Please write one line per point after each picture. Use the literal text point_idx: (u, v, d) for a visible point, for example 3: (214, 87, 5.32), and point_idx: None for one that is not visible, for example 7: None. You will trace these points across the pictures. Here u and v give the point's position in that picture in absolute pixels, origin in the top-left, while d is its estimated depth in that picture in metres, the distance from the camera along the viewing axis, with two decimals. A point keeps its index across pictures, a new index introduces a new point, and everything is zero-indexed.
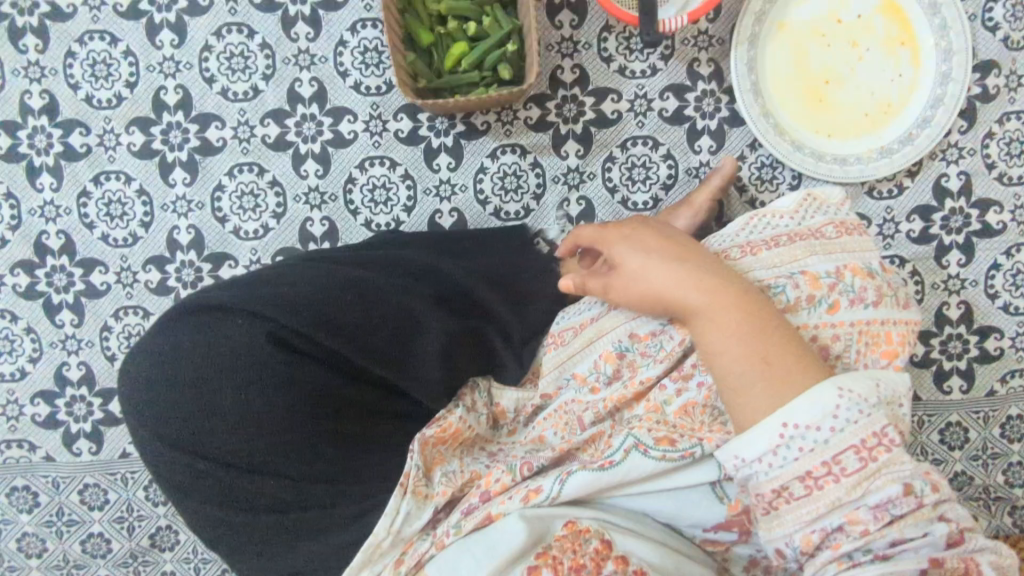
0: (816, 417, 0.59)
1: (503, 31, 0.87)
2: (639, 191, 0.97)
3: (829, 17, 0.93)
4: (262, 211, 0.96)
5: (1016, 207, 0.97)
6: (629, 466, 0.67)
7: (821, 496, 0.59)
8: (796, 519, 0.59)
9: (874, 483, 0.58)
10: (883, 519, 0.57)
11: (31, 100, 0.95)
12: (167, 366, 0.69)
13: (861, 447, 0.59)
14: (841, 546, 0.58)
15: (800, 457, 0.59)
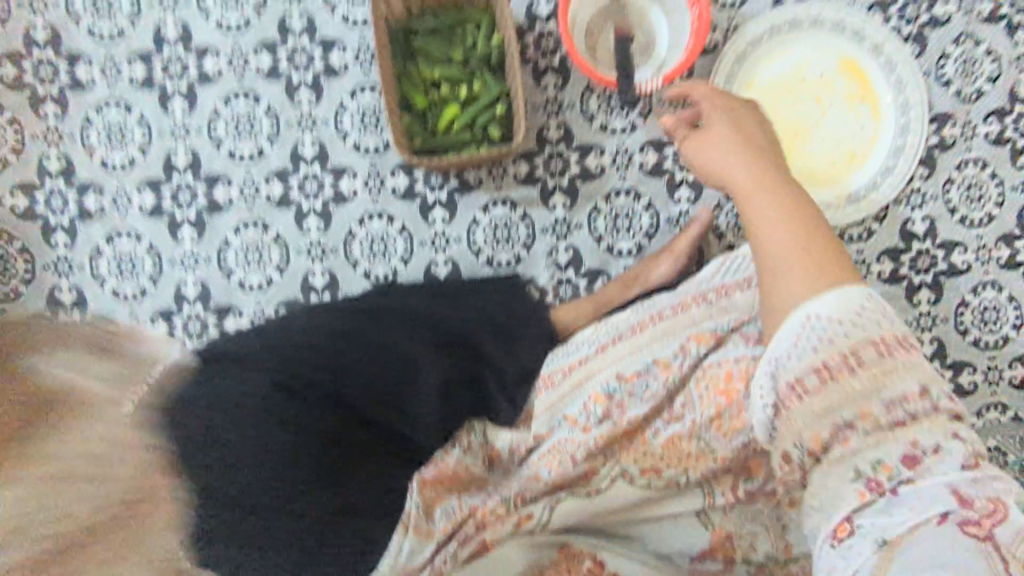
0: (839, 313, 0.64)
1: (492, 94, 0.94)
2: (624, 238, 1.02)
3: (793, 76, 1.01)
4: (266, 264, 1.01)
5: (979, 247, 1.03)
6: (615, 493, 0.78)
7: (833, 387, 0.62)
8: (806, 417, 0.63)
9: (890, 380, 0.61)
10: (895, 417, 0.60)
11: (49, 164, 1.01)
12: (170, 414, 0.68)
13: (879, 343, 0.62)
14: (851, 445, 0.60)
15: (818, 349, 0.63)
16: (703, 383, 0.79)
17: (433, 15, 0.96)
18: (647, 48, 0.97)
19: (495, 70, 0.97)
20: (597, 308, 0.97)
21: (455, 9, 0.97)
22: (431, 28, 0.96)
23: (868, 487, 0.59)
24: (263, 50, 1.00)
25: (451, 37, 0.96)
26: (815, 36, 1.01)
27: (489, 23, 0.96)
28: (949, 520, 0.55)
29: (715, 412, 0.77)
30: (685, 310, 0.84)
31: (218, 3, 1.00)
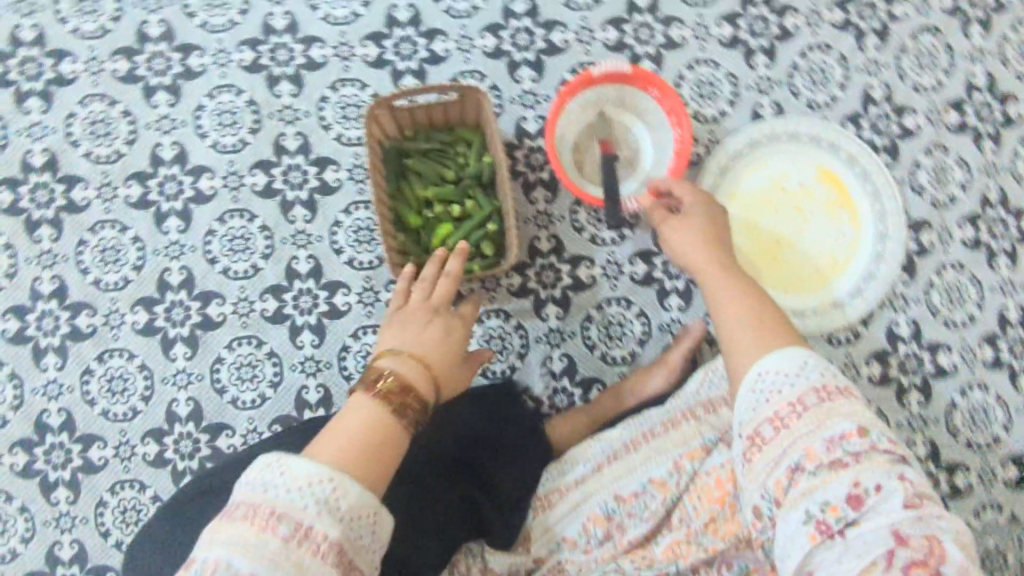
0: (788, 367, 0.64)
1: (484, 212, 0.96)
2: (617, 346, 1.03)
3: (774, 187, 1.05)
4: (259, 381, 1.00)
5: (963, 347, 1.05)
6: None
7: (786, 435, 0.61)
8: (766, 465, 0.61)
9: (831, 421, 0.60)
10: (837, 457, 0.58)
11: (42, 285, 1.01)
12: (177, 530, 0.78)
13: (821, 390, 0.62)
14: (800, 486, 0.58)
15: (769, 400, 0.63)
16: (696, 494, 0.78)
17: (425, 137, 1.00)
18: (631, 162, 1.01)
19: (487, 187, 0.99)
20: (592, 421, 0.98)
21: (447, 131, 1.01)
22: (424, 149, 1.00)
23: (818, 532, 0.56)
24: (258, 168, 1.03)
25: (443, 157, 0.99)
26: (793, 149, 1.05)
27: (479, 145, 1.00)
28: (896, 565, 0.53)
29: (708, 516, 0.76)
30: (676, 427, 0.85)
31: (215, 125, 1.03)
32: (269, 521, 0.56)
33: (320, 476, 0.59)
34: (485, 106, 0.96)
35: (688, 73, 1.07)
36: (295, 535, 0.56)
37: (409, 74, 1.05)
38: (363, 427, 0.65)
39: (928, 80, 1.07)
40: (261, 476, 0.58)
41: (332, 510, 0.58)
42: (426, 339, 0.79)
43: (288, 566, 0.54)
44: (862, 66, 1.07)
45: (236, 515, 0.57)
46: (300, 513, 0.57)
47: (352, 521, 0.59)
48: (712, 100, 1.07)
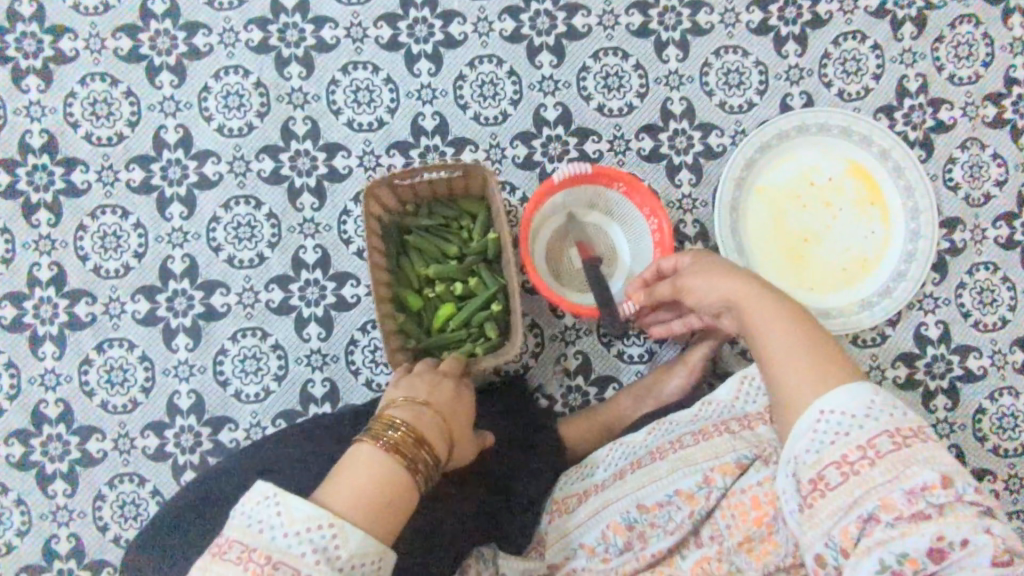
0: (853, 408, 0.58)
1: (489, 292, 0.92)
2: (634, 343, 1.00)
3: (803, 181, 1.01)
4: (263, 374, 0.97)
5: (993, 351, 1.01)
6: None
7: (857, 483, 0.56)
8: (832, 513, 0.57)
9: (910, 471, 0.55)
10: (919, 509, 0.54)
11: (39, 271, 0.97)
12: (177, 533, 0.75)
13: (895, 434, 0.57)
14: (874, 538, 0.55)
15: (835, 443, 0.58)
16: (729, 512, 0.73)
17: (427, 212, 0.95)
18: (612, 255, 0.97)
19: (492, 262, 0.95)
20: (608, 425, 0.95)
21: (450, 204, 0.95)
22: (426, 225, 0.94)
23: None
24: (264, 153, 0.99)
25: (447, 232, 0.94)
26: (823, 141, 1.01)
27: (485, 218, 0.94)
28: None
29: (743, 536, 0.71)
30: (707, 439, 0.78)
31: (221, 107, 0.99)
32: (263, 567, 0.53)
33: (319, 522, 0.55)
34: (491, 185, 0.89)
35: (714, 61, 1.03)
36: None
37: (423, 57, 1.01)
38: (370, 477, 0.59)
39: (965, 72, 1.03)
40: (257, 515, 0.55)
41: (330, 560, 0.54)
42: (436, 394, 0.71)
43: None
44: (896, 56, 1.03)
45: (230, 557, 0.53)
46: (296, 561, 0.53)
47: (352, 569, 0.55)
48: (739, 89, 1.03)
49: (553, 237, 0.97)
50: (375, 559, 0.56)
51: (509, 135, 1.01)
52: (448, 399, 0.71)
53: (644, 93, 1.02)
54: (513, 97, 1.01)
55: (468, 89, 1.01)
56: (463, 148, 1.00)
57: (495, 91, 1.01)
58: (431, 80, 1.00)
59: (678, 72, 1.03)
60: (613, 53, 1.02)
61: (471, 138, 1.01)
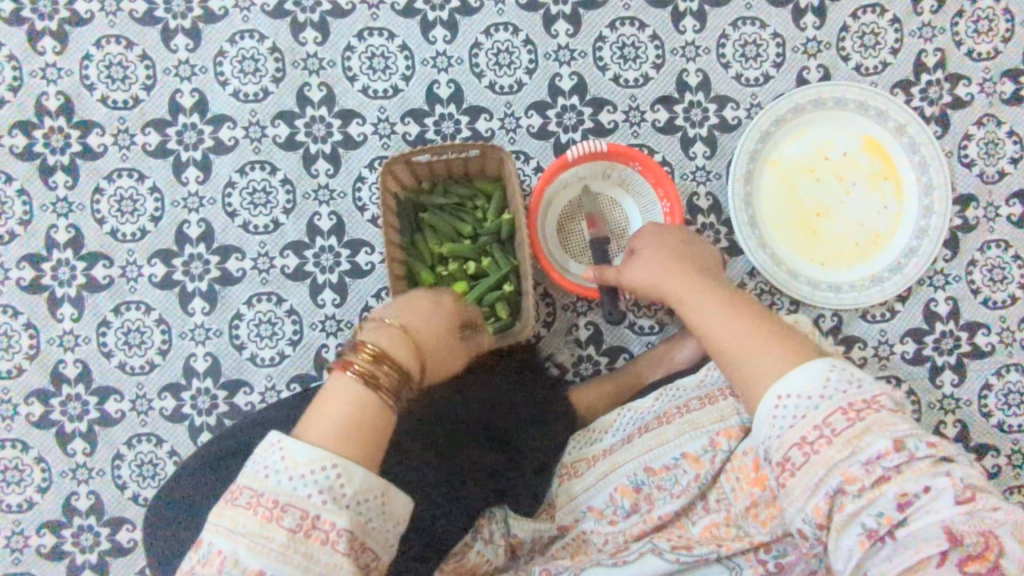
0: (810, 387, 0.56)
1: (501, 272, 0.92)
2: (645, 315, 1.02)
3: (817, 155, 1.01)
4: (278, 338, 0.98)
5: (1002, 328, 1.02)
6: (640, 566, 0.72)
7: (820, 462, 0.54)
8: (802, 492, 0.55)
9: (864, 442, 0.53)
10: (878, 475, 0.52)
11: (57, 234, 0.98)
12: (197, 490, 0.77)
13: (849, 409, 0.54)
14: (846, 510, 0.52)
15: (794, 426, 0.56)
16: (734, 476, 0.72)
17: (443, 190, 0.95)
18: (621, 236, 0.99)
19: (505, 243, 0.95)
20: (617, 392, 0.96)
21: (466, 184, 0.96)
22: (441, 203, 0.95)
23: (869, 540, 0.52)
24: (279, 119, 0.99)
25: (461, 211, 0.94)
26: (838, 115, 1.01)
27: (499, 198, 0.94)
28: (948, 559, 0.48)
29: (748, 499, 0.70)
30: (712, 404, 0.80)
31: (236, 72, 0.99)
32: (271, 511, 0.51)
33: (321, 463, 0.53)
34: (506, 165, 0.90)
35: (732, 33, 1.02)
36: (300, 527, 0.51)
37: (439, 24, 1.00)
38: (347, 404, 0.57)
39: (984, 48, 1.02)
40: (262, 461, 0.54)
41: (336, 498, 0.52)
42: (410, 317, 0.68)
43: (295, 558, 0.50)
44: (915, 30, 1.02)
45: (239, 501, 0.53)
46: (304, 503, 0.52)
47: (360, 504, 0.53)
48: (756, 61, 1.02)
49: (569, 203, 0.98)
50: (379, 493, 0.55)
51: (524, 104, 1.01)
52: (420, 320, 0.67)
53: (660, 63, 1.02)
54: (529, 66, 1.01)
55: (484, 57, 1.00)
56: (478, 117, 1.00)
57: (511, 60, 1.01)
58: (446, 48, 1.00)
59: (695, 43, 1.02)
60: (629, 23, 1.01)
61: (486, 107, 1.00)
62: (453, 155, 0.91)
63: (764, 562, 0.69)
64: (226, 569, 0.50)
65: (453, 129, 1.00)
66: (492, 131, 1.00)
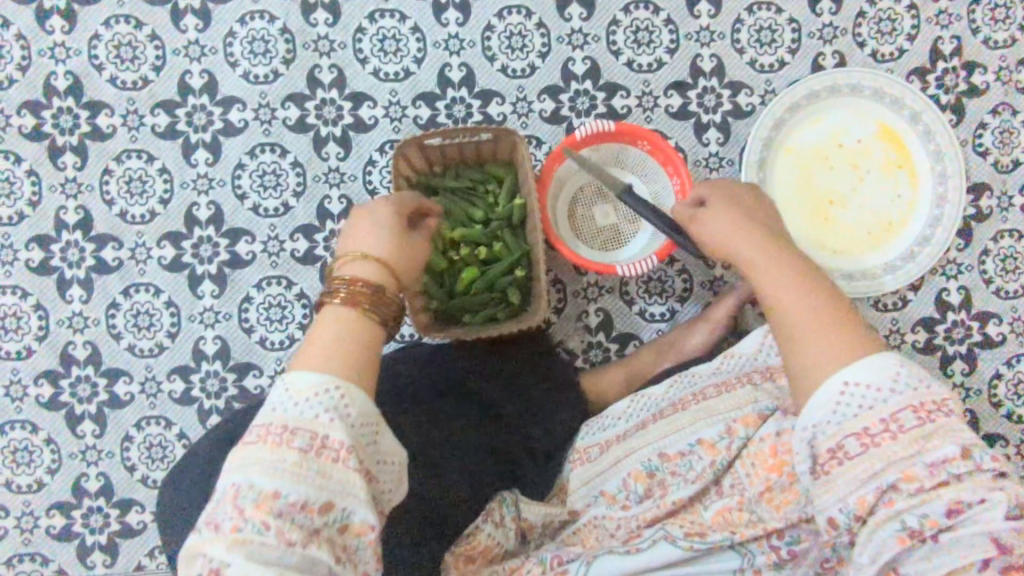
0: (880, 381, 0.55)
1: (513, 257, 0.91)
2: (656, 302, 1.02)
3: (831, 142, 1.00)
4: (288, 322, 0.98)
5: (1013, 318, 1.02)
6: (655, 553, 0.70)
7: (878, 455, 0.54)
8: (850, 483, 0.55)
9: (930, 444, 0.53)
10: (939, 479, 0.52)
11: (66, 215, 0.97)
12: (208, 471, 0.77)
13: (919, 408, 0.54)
14: (894, 507, 0.53)
15: (859, 415, 0.55)
16: (749, 461, 0.73)
17: (455, 174, 0.95)
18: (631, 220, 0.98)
19: (516, 228, 0.94)
20: (629, 379, 0.96)
21: (478, 168, 0.96)
22: (452, 187, 0.94)
23: (911, 538, 0.53)
24: (290, 102, 0.98)
25: (472, 195, 0.94)
26: (854, 102, 1.00)
27: (512, 182, 0.94)
28: (990, 568, 0.51)
29: (764, 485, 0.71)
30: (730, 392, 0.80)
31: (246, 53, 0.98)
32: (282, 437, 0.53)
33: (324, 386, 0.55)
34: (519, 149, 0.89)
35: (747, 18, 1.01)
36: (310, 447, 0.53)
37: (451, 7, 0.99)
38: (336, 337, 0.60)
39: (1001, 35, 1.01)
40: (269, 401, 0.56)
41: (342, 419, 0.55)
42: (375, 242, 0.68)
43: (308, 478, 0.52)
44: (932, 17, 1.01)
45: (251, 438, 0.54)
46: (312, 425, 0.54)
47: (361, 429, 0.56)
48: (771, 47, 1.01)
49: (581, 188, 0.98)
50: (376, 423, 0.57)
51: (536, 89, 1.00)
52: (382, 244, 0.68)
53: (674, 48, 1.01)
54: (541, 50, 1.00)
55: (496, 41, 1.00)
56: (489, 101, 0.99)
57: (523, 43, 1.00)
58: (459, 30, 0.99)
59: (709, 28, 1.01)
60: (643, 7, 1.00)
61: (498, 91, 1.00)
62: (465, 138, 0.90)
63: (777, 548, 0.68)
64: (241, 496, 0.51)
65: (464, 113, 0.99)
66: (504, 115, 1.00)
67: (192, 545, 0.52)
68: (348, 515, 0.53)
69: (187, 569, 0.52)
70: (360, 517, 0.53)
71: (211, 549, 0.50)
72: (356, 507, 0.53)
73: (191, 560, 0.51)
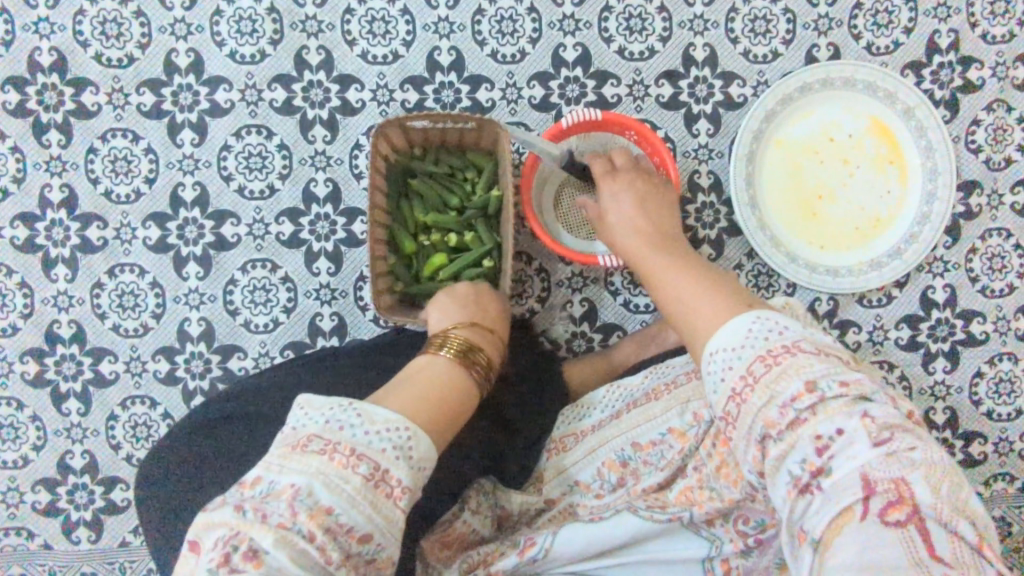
0: (734, 341, 0.56)
1: (483, 248, 0.92)
2: (641, 294, 1.02)
3: (822, 137, 0.99)
4: (273, 306, 0.98)
5: (998, 317, 1.02)
6: (617, 523, 0.71)
7: (746, 411, 0.53)
8: (742, 443, 0.54)
9: (779, 386, 0.51)
10: (792, 417, 0.50)
11: (51, 193, 0.97)
12: (184, 456, 0.77)
13: (766, 355, 0.53)
14: (772, 456, 0.51)
15: (724, 378, 0.55)
16: (710, 442, 0.71)
17: (434, 158, 0.94)
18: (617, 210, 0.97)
19: (491, 217, 0.94)
20: (609, 369, 0.97)
21: (459, 154, 0.95)
22: (431, 172, 0.94)
23: (797, 489, 0.49)
24: (276, 82, 0.97)
25: (450, 182, 0.93)
26: (847, 96, 0.99)
27: (491, 172, 0.93)
28: (870, 511, 0.45)
29: (720, 461, 0.69)
30: (698, 377, 0.80)
31: (233, 33, 0.97)
32: (348, 458, 0.51)
33: (397, 423, 0.55)
34: (501, 140, 0.88)
35: (742, 6, 1.00)
36: (371, 476, 0.51)
37: None
38: (437, 381, 0.63)
39: (999, 30, 1.00)
40: (336, 414, 0.54)
41: (406, 457, 0.54)
42: (487, 305, 0.82)
43: (362, 507, 0.50)
44: (930, 10, 1.00)
45: (310, 446, 0.52)
46: (377, 455, 0.52)
47: (419, 472, 0.55)
48: (765, 37, 1.00)
49: (565, 180, 0.96)
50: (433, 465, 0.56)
51: (526, 75, 0.99)
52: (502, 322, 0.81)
53: (667, 36, 1.00)
54: (532, 35, 0.99)
55: (487, 25, 0.98)
56: (479, 86, 0.99)
57: (514, 28, 0.98)
58: (449, 13, 0.98)
59: (704, 17, 0.99)
60: None
61: (487, 77, 0.99)
62: (447, 126, 0.89)
63: (744, 534, 0.68)
64: (298, 499, 0.49)
65: (452, 98, 0.99)
66: (493, 101, 0.99)
67: (224, 518, 0.49)
68: (380, 551, 0.52)
69: (201, 532, 0.50)
70: (388, 555, 0.53)
71: (252, 534, 0.48)
72: (389, 545, 0.52)
73: (215, 527, 0.49)
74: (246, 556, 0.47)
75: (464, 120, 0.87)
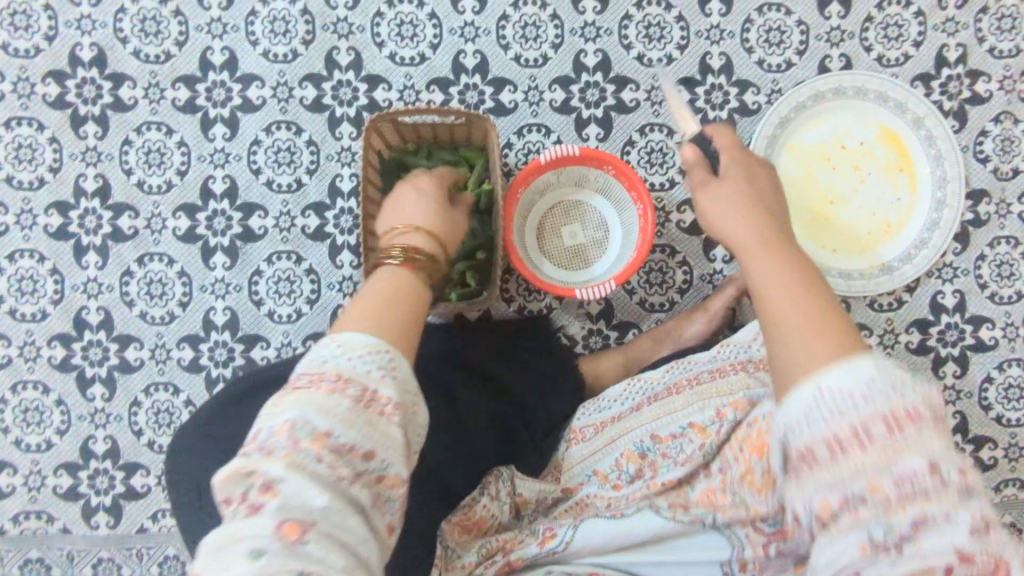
0: (851, 388, 0.46)
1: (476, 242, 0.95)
2: (657, 293, 1.04)
3: (834, 143, 1.02)
4: (297, 296, 1.00)
5: (1006, 323, 1.04)
6: (639, 519, 0.72)
7: (842, 463, 0.45)
8: (811, 482, 0.46)
9: (900, 454, 0.44)
10: (901, 488, 0.43)
11: (85, 182, 1.00)
12: (213, 421, 0.81)
13: (891, 417, 0.44)
14: (853, 515, 0.44)
15: (827, 422, 0.46)
16: (737, 443, 0.74)
17: (427, 154, 0.97)
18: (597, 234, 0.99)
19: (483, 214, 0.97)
20: (623, 365, 0.99)
21: (451, 151, 0.99)
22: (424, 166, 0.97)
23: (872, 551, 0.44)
24: (308, 81, 1.01)
25: None
26: (859, 105, 1.02)
27: (483, 167, 0.96)
28: None
29: (746, 466, 0.71)
30: (722, 376, 0.83)
31: (267, 33, 1.00)
32: (336, 383, 0.50)
33: (377, 348, 0.54)
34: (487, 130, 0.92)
35: (758, 17, 1.03)
36: (361, 398, 0.50)
37: None
38: (379, 296, 0.60)
39: (1005, 45, 1.03)
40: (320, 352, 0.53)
41: (393, 376, 0.53)
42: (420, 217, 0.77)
43: (359, 425, 0.49)
44: (939, 25, 1.03)
45: (300, 382, 0.51)
46: (365, 377, 0.52)
47: (408, 391, 0.54)
48: (779, 47, 1.03)
49: (548, 213, 0.99)
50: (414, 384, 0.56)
51: (548, 79, 1.02)
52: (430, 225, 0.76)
53: (684, 45, 1.03)
54: (554, 41, 1.02)
55: (511, 30, 1.02)
56: (502, 88, 1.02)
57: (537, 34, 1.02)
58: (475, 18, 1.01)
59: (720, 26, 1.03)
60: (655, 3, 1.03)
61: (510, 79, 1.02)
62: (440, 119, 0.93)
63: (762, 531, 0.69)
64: (297, 428, 0.48)
65: (477, 99, 1.02)
66: (516, 103, 1.02)
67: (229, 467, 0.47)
68: (387, 467, 0.50)
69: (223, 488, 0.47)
70: (399, 470, 0.51)
71: (263, 470, 0.46)
72: (395, 461, 0.51)
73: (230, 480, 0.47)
74: (262, 489, 0.45)
75: (452, 114, 0.89)
